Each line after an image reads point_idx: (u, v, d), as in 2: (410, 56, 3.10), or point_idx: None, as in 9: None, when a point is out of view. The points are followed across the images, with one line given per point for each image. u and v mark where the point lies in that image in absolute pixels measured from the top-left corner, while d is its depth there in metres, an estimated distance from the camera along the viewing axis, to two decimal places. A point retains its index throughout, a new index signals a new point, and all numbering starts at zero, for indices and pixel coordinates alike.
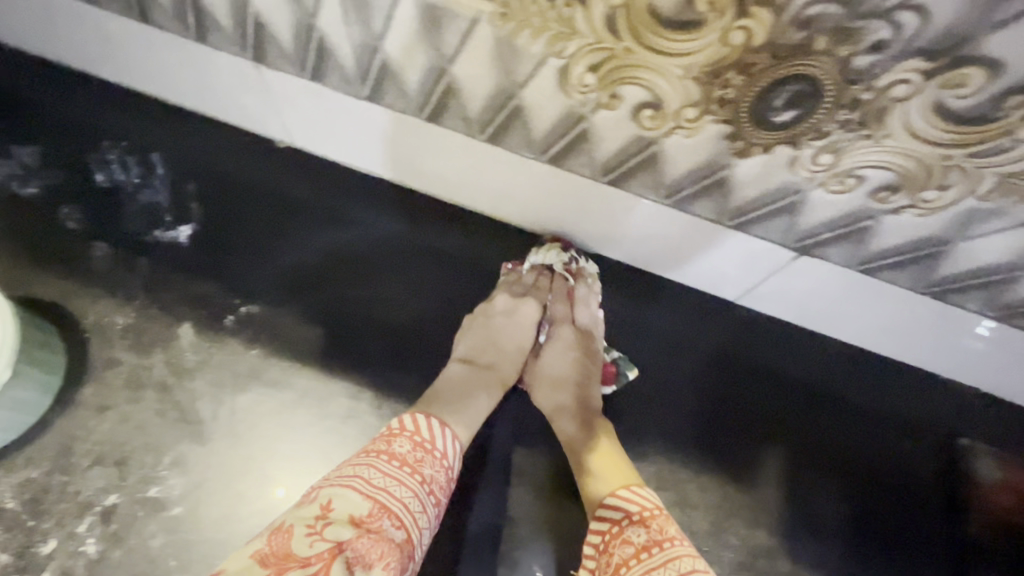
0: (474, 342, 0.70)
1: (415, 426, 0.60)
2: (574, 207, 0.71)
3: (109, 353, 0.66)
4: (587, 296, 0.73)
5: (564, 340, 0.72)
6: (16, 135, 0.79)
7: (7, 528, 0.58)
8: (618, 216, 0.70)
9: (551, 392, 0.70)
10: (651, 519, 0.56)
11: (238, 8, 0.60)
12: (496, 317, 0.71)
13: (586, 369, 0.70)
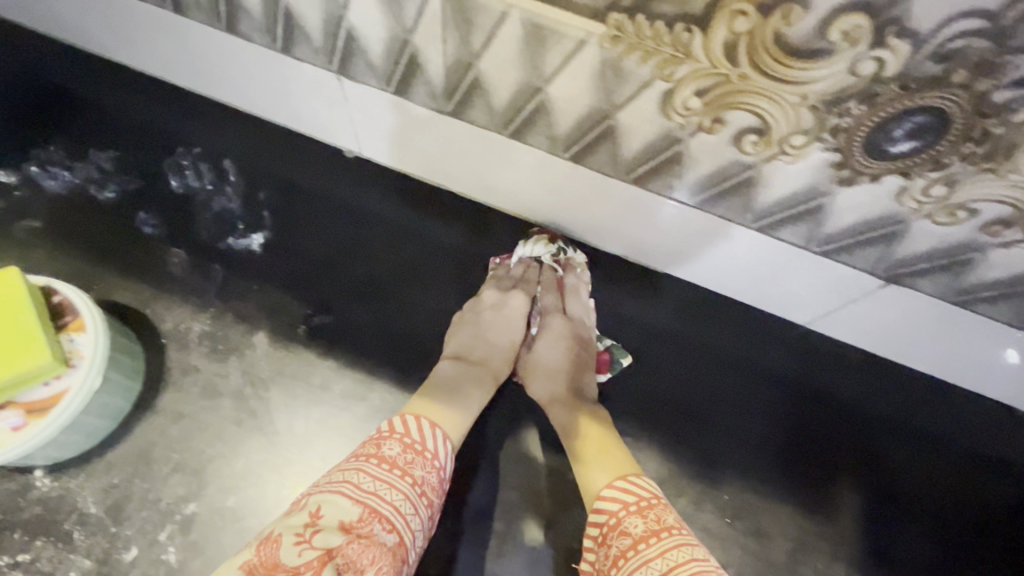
0: (464, 338, 0.70)
1: (404, 426, 0.58)
2: (629, 221, 0.70)
3: (188, 360, 0.67)
4: (577, 286, 0.74)
5: (557, 330, 0.72)
6: (94, 140, 0.80)
7: (89, 534, 0.58)
8: (618, 211, 0.70)
9: (544, 383, 0.70)
10: (648, 510, 0.55)
11: (330, 22, 0.60)
12: (485, 312, 0.71)
13: (579, 359, 0.70)
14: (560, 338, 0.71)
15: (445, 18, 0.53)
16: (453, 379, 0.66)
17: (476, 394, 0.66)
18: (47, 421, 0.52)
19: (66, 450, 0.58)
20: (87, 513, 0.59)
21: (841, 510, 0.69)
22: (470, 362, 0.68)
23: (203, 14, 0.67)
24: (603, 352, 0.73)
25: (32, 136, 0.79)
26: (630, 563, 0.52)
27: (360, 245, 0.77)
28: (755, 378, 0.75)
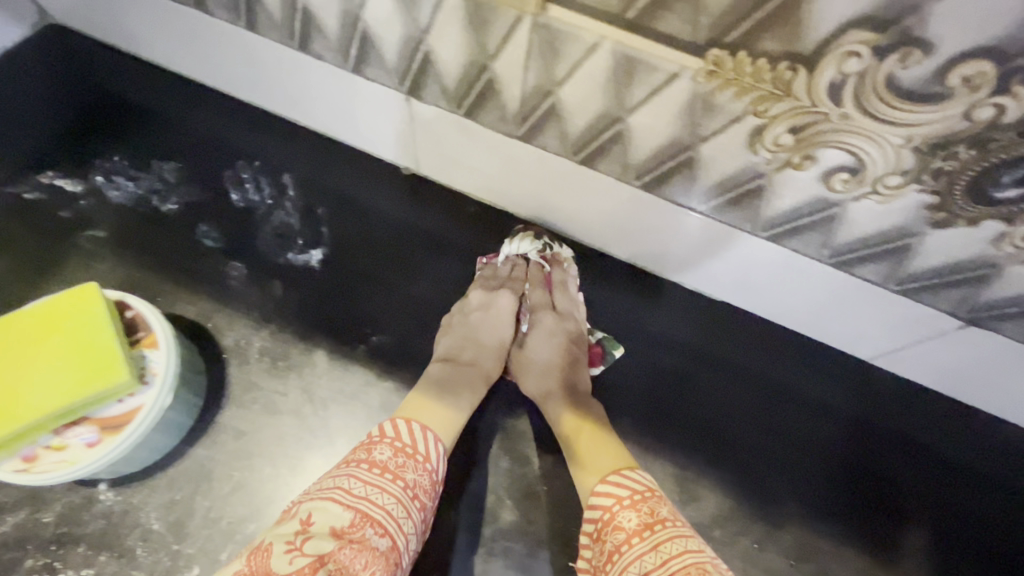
0: (454, 339, 0.69)
1: (395, 431, 0.58)
2: (662, 237, 0.70)
3: (249, 376, 0.67)
4: (565, 279, 0.73)
5: (546, 327, 0.70)
6: (157, 151, 0.81)
7: (153, 550, 0.58)
8: (617, 208, 0.69)
9: (535, 381, 0.69)
10: (642, 502, 0.55)
11: (408, 45, 0.60)
12: (473, 313, 0.70)
13: (570, 354, 0.69)
14: (552, 335, 0.70)
15: (531, 45, 0.52)
16: (444, 381, 0.65)
17: (466, 396, 0.65)
18: (118, 441, 0.52)
19: (129, 465, 0.57)
20: (150, 529, 0.59)
21: (906, 552, 0.67)
22: (459, 364, 0.67)
23: (276, 32, 0.67)
24: (596, 345, 0.74)
25: (98, 146, 0.81)
26: (625, 558, 0.52)
27: (416, 264, 0.76)
28: (813, 414, 0.73)
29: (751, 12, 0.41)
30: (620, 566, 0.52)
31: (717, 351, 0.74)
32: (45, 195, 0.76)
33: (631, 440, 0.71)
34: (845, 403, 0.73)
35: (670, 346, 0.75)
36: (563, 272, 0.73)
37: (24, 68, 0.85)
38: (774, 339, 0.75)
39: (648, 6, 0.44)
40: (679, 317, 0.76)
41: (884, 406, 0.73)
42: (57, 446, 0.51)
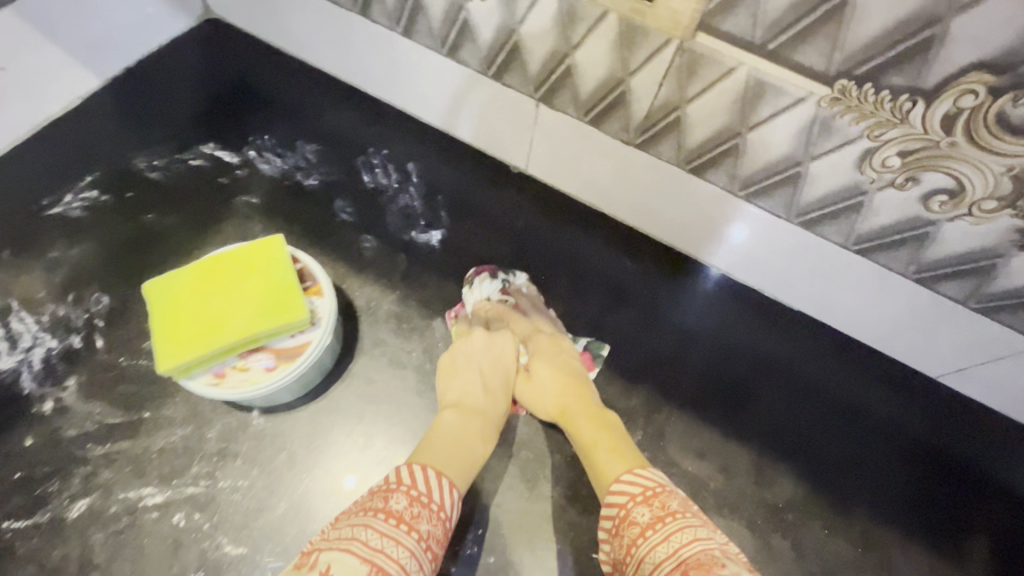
0: (458, 385, 0.70)
1: (411, 479, 0.59)
2: (707, 230, 0.79)
3: (377, 333, 0.76)
4: (536, 303, 0.81)
5: (545, 349, 0.76)
6: (300, 135, 0.92)
7: (297, 471, 0.66)
8: (670, 196, 0.78)
9: (545, 402, 0.73)
10: (655, 498, 0.60)
11: (553, 58, 0.69)
12: (477, 355, 0.73)
13: (569, 368, 0.74)
14: (552, 356, 0.75)
15: (670, 66, 0.61)
16: (459, 428, 0.67)
17: (478, 438, 0.67)
18: (291, 368, 0.61)
19: (283, 397, 0.66)
20: (294, 454, 0.67)
21: (968, 559, 0.71)
22: (467, 409, 0.69)
23: (429, 39, 0.78)
24: (584, 352, 0.80)
25: (250, 125, 0.92)
26: (641, 550, 0.57)
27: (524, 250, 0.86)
28: (873, 427, 0.78)
29: (885, 50, 0.49)
30: (638, 559, 0.57)
31: (750, 347, 0.82)
32: (208, 163, 0.87)
33: (708, 427, 0.76)
34: (870, 408, 0.79)
35: (707, 336, 0.82)
36: (532, 300, 0.81)
37: (187, 55, 0.96)
38: (803, 339, 0.82)
39: (791, 39, 0.52)
40: (708, 308, 0.83)
41: (902, 410, 0.79)
42: (240, 366, 0.60)
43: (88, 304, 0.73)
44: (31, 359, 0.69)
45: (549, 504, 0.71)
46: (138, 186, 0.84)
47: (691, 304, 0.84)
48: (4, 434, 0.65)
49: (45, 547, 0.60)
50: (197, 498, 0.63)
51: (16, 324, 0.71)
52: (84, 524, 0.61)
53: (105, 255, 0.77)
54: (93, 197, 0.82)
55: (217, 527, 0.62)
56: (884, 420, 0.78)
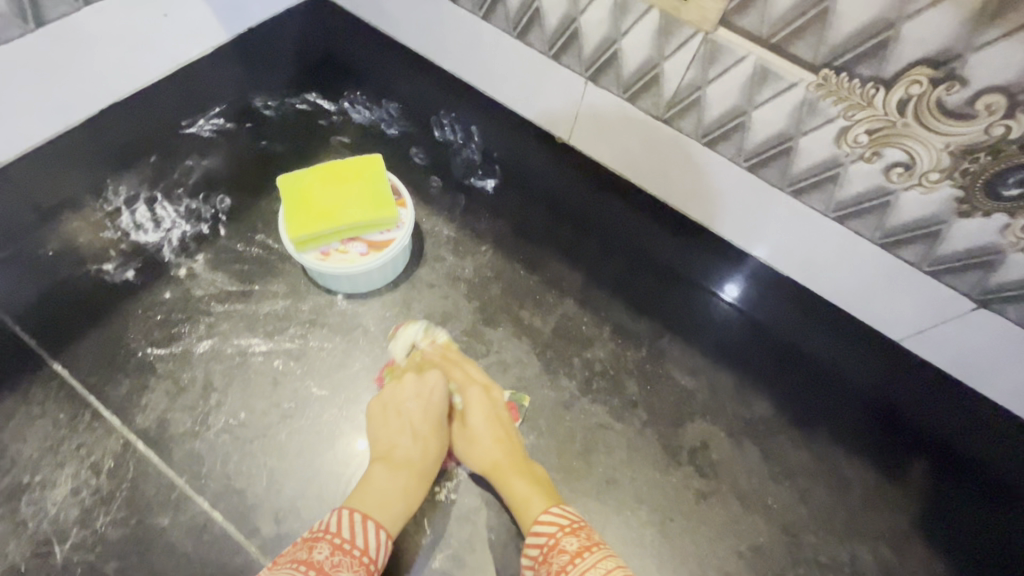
0: (392, 435, 0.74)
1: (337, 527, 0.66)
2: (716, 200, 0.94)
3: (438, 251, 0.93)
4: (464, 357, 0.83)
5: (474, 402, 0.79)
6: (384, 93, 1.10)
7: (371, 341, 0.83)
8: (686, 166, 0.94)
9: (476, 456, 0.77)
10: (579, 530, 0.68)
11: (605, 43, 0.87)
12: (412, 402, 0.77)
13: (496, 422, 0.78)
14: (483, 409, 0.78)
15: (697, 52, 0.78)
16: (389, 481, 0.71)
17: (408, 490, 0.71)
18: (378, 257, 0.79)
19: (363, 284, 0.84)
20: (368, 329, 0.84)
21: (907, 477, 0.86)
22: (399, 459, 0.73)
23: (503, 22, 0.95)
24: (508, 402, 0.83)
25: (344, 80, 1.10)
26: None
27: (581, 220, 1.01)
28: (840, 375, 0.92)
29: (856, 47, 0.66)
30: None
31: (789, 336, 0.94)
32: (311, 108, 1.07)
33: (699, 354, 0.92)
34: (890, 400, 0.90)
35: (750, 322, 0.95)
36: (458, 353, 0.83)
37: (291, 17, 1.12)
38: (843, 336, 0.93)
39: (789, 35, 0.70)
40: (760, 296, 0.96)
41: (921, 406, 0.90)
42: (342, 249, 0.79)
43: (213, 203, 0.92)
44: (171, 237, 0.88)
45: (565, 393, 0.86)
46: (255, 118, 1.03)
47: (739, 286, 0.97)
48: (151, 287, 0.83)
49: (177, 369, 0.77)
50: (293, 351, 0.81)
51: (159, 210, 0.90)
52: (207, 358, 0.79)
53: (231, 168, 0.97)
54: (221, 125, 1.00)
55: (307, 373, 0.79)
56: (899, 412, 0.90)
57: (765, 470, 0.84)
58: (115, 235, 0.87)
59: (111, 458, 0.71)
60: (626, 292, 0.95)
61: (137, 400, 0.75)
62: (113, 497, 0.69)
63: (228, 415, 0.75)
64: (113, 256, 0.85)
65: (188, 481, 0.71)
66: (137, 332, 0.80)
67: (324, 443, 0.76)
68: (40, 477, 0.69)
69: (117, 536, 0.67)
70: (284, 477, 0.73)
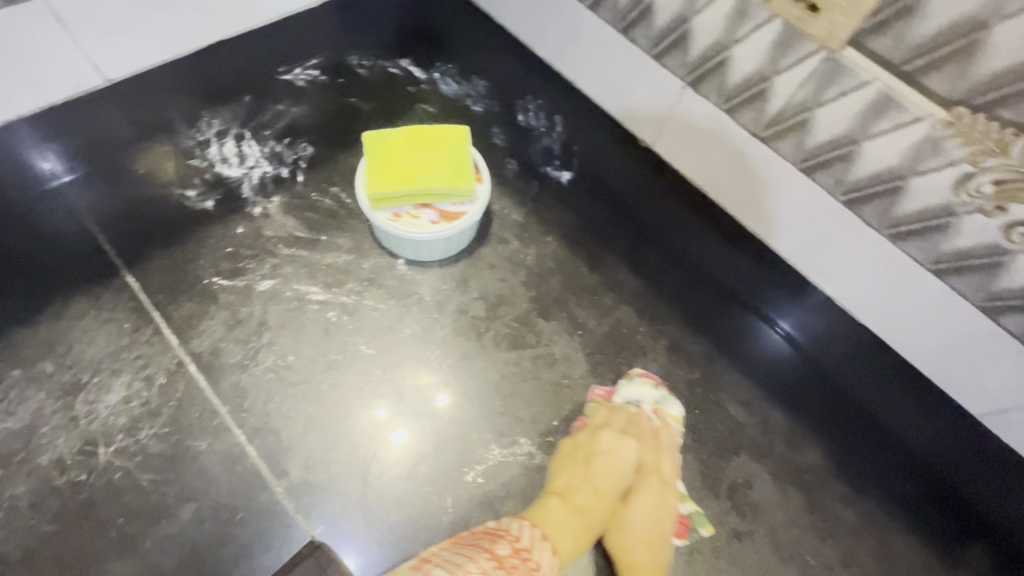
0: (573, 480, 0.72)
1: (518, 532, 0.63)
2: (804, 232, 0.86)
3: (502, 234, 0.92)
4: (673, 445, 0.78)
5: (652, 491, 0.75)
6: (474, 69, 1.10)
7: (424, 309, 0.83)
8: (777, 191, 0.86)
9: (630, 540, 0.72)
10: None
11: (714, 50, 0.82)
12: (598, 455, 0.74)
13: (658, 528, 0.73)
14: (660, 503, 0.74)
15: (815, 71, 0.73)
16: (561, 519, 0.68)
17: (577, 539, 0.68)
18: (448, 227, 0.78)
19: (427, 254, 0.84)
20: (422, 297, 0.84)
21: (962, 563, 0.79)
22: (575, 505, 0.70)
23: (609, 14, 0.91)
24: (684, 516, 0.75)
25: (437, 51, 1.11)
26: None
27: (647, 230, 0.97)
28: (898, 443, 0.85)
29: (1002, 87, 0.60)
30: None
31: (841, 372, 0.89)
32: (402, 73, 1.08)
33: (755, 390, 0.86)
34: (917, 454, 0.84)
35: (800, 350, 0.91)
36: (671, 437, 0.79)
37: None
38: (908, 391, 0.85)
39: (927, 64, 0.64)
40: (830, 330, 0.89)
41: (990, 491, 0.82)
42: (413, 213, 0.78)
43: (296, 149, 0.94)
44: (252, 175, 0.91)
45: (608, 399, 0.81)
46: (348, 76, 1.04)
47: (796, 313, 0.92)
48: (227, 219, 0.86)
49: (238, 302, 0.79)
50: (348, 305, 0.81)
51: (246, 147, 0.93)
52: (266, 296, 0.80)
53: (319, 120, 0.99)
54: (314, 76, 1.02)
55: (358, 329, 0.80)
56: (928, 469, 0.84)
57: (808, 521, 0.79)
58: (202, 164, 0.90)
59: (164, 375, 0.73)
60: (686, 309, 0.91)
61: (197, 324, 0.77)
62: (160, 413, 0.70)
63: (277, 355, 0.76)
64: (197, 184, 0.89)
65: (230, 412, 0.72)
66: (207, 260, 0.82)
67: (358, 401, 0.75)
68: (97, 379, 0.71)
69: (156, 451, 0.68)
70: (316, 429, 0.73)
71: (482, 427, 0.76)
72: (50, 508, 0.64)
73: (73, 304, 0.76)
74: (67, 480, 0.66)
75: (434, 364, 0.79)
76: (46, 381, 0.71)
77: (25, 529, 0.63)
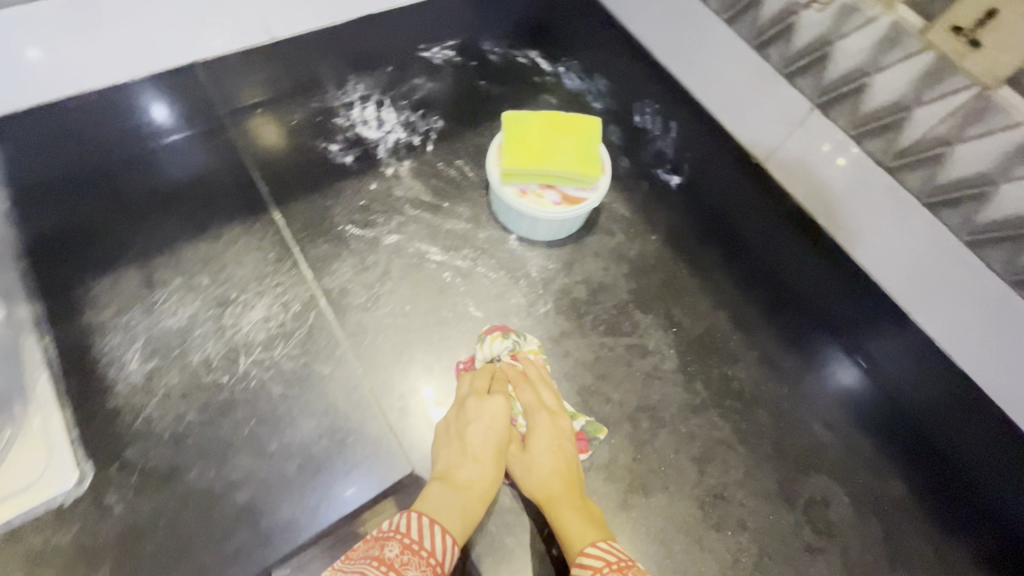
0: (448, 457, 0.70)
1: (407, 527, 0.62)
2: (914, 268, 0.83)
3: (608, 226, 0.96)
4: (544, 377, 0.78)
5: (543, 425, 0.74)
6: (597, 68, 1.14)
7: (531, 284, 0.88)
8: (890, 223, 0.84)
9: (534, 480, 0.71)
10: (625, 569, 0.61)
11: (852, 75, 0.81)
12: (469, 426, 0.72)
13: (559, 454, 0.72)
14: (551, 434, 0.73)
15: (962, 106, 0.72)
16: (444, 499, 0.66)
17: (465, 513, 0.66)
18: (569, 210, 0.83)
19: (542, 235, 0.89)
20: (529, 272, 0.89)
21: None
22: (455, 482, 0.68)
23: (745, 29, 0.92)
24: (581, 433, 0.77)
25: (563, 46, 1.15)
26: None
27: (744, 245, 0.98)
28: (973, 492, 0.81)
29: None
30: None
31: (922, 408, 0.85)
32: (530, 64, 1.14)
33: (837, 415, 0.86)
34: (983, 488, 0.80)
35: (877, 383, 0.88)
36: (540, 370, 0.78)
37: None
38: (995, 440, 0.79)
39: None
40: (918, 375, 0.85)
41: None
42: (539, 192, 0.83)
43: (428, 121, 1.02)
44: (388, 139, 0.98)
45: (695, 397, 0.83)
46: (480, 59, 1.11)
47: (888, 351, 0.87)
48: (363, 175, 0.94)
49: (366, 250, 0.87)
50: (462, 269, 0.87)
51: (385, 113, 1.01)
52: (392, 249, 0.88)
53: (451, 97, 1.06)
54: (450, 56, 1.09)
55: (469, 291, 0.86)
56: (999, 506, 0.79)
57: (887, 554, 0.78)
58: (345, 123, 0.99)
59: (299, 303, 0.81)
60: (780, 323, 0.93)
61: (329, 264, 0.85)
62: (292, 334, 0.78)
63: (396, 304, 0.83)
64: (340, 140, 0.97)
65: (351, 346, 0.79)
66: (343, 209, 0.90)
67: (462, 357, 0.81)
68: (243, 298, 0.80)
69: (287, 367, 0.76)
70: (420, 375, 0.79)
71: (572, 399, 0.80)
72: (195, 402, 0.72)
73: (229, 230, 0.86)
74: (212, 379, 0.74)
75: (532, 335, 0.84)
76: (203, 292, 0.80)
77: (175, 414, 0.71)
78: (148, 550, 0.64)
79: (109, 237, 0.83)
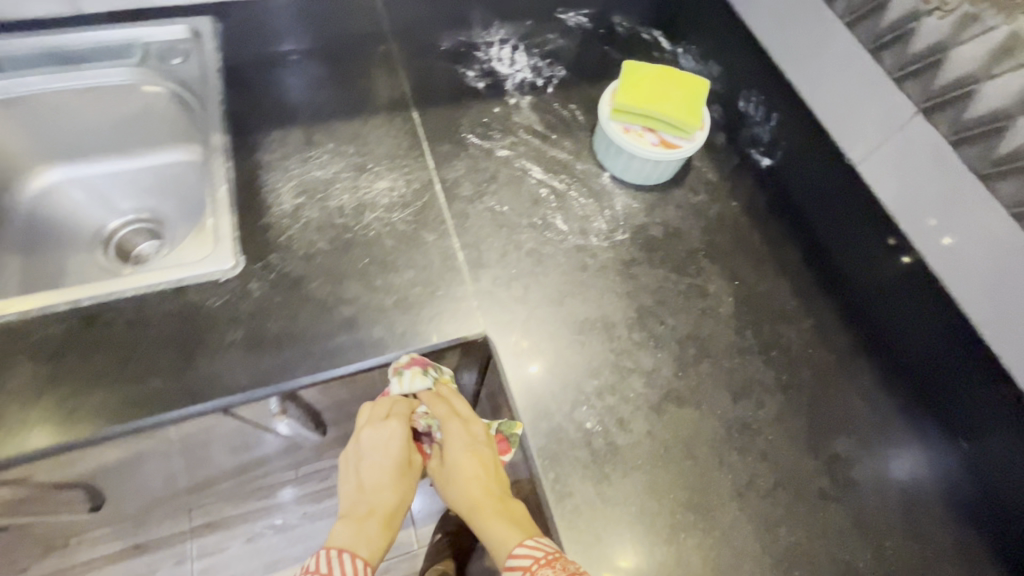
0: (354, 486, 0.72)
1: (318, 562, 0.65)
2: (997, 282, 0.82)
3: (693, 186, 1.05)
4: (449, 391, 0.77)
5: (457, 434, 0.74)
6: (712, 54, 1.23)
7: (614, 216, 0.98)
8: (978, 236, 0.84)
9: (453, 492, 0.72)
10: (555, 561, 0.63)
11: (959, 82, 0.83)
12: (367, 455, 0.72)
13: (476, 462, 0.72)
14: (463, 445, 0.73)
15: None
16: (353, 529, 0.68)
17: (378, 538, 0.68)
18: (664, 152, 0.93)
19: (632, 175, 0.99)
20: (613, 204, 1.00)
21: None
22: (363, 512, 0.70)
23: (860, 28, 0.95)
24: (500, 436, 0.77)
25: (685, 31, 1.26)
26: None
27: (821, 232, 1.04)
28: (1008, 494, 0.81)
29: None
30: None
31: (976, 426, 0.85)
32: (652, 41, 1.25)
33: (879, 393, 0.91)
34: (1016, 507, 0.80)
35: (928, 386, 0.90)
36: (443, 387, 0.77)
37: None
38: None
39: None
40: (975, 393, 0.85)
41: None
42: (640, 132, 0.94)
43: (553, 69, 1.16)
44: (516, 76, 1.13)
45: (743, 342, 0.90)
46: (609, 29, 1.24)
47: (951, 367, 0.87)
48: (489, 100, 1.09)
49: (480, 157, 1.01)
50: (557, 189, 1.00)
51: (517, 56, 1.16)
52: (502, 160, 1.01)
53: (576, 54, 1.19)
54: (582, 21, 1.22)
55: (561, 208, 0.98)
56: None
57: (902, 529, 0.81)
58: (484, 58, 1.15)
59: (418, 183, 0.96)
60: (843, 307, 0.98)
61: (449, 161, 1.00)
62: (410, 205, 0.94)
63: (496, 202, 0.97)
64: (476, 69, 1.13)
65: (453, 225, 0.93)
66: (467, 122, 1.05)
67: (541, 258, 0.93)
68: (376, 169, 0.97)
69: (399, 228, 0.91)
70: (504, 262, 0.91)
71: (629, 313, 0.90)
72: (325, 237, 0.89)
73: (374, 118, 1.03)
74: (342, 222, 0.90)
75: (608, 254, 0.95)
76: (344, 158, 0.97)
77: (310, 239, 0.88)
78: (272, 331, 0.80)
79: (281, 105, 1.03)
